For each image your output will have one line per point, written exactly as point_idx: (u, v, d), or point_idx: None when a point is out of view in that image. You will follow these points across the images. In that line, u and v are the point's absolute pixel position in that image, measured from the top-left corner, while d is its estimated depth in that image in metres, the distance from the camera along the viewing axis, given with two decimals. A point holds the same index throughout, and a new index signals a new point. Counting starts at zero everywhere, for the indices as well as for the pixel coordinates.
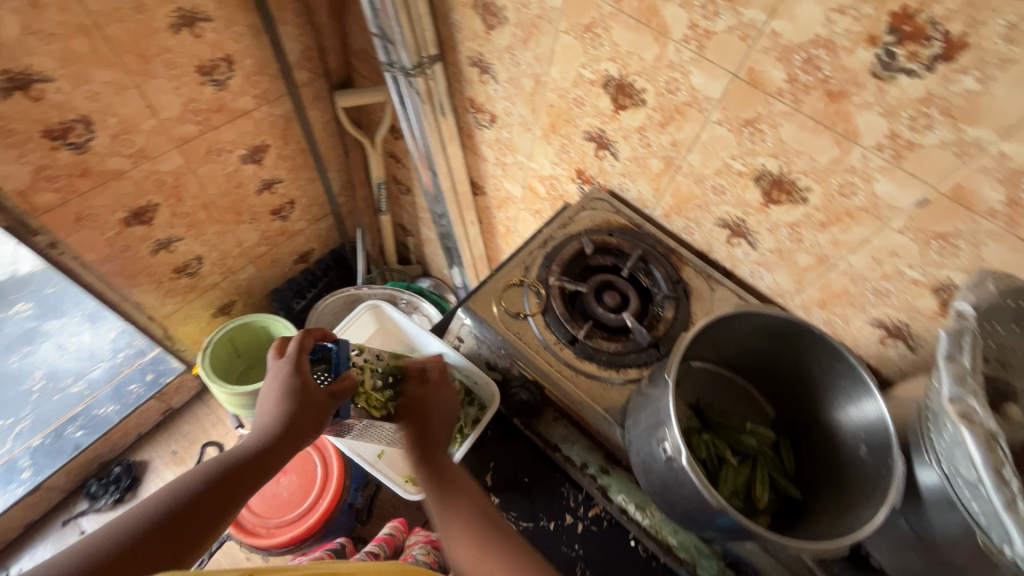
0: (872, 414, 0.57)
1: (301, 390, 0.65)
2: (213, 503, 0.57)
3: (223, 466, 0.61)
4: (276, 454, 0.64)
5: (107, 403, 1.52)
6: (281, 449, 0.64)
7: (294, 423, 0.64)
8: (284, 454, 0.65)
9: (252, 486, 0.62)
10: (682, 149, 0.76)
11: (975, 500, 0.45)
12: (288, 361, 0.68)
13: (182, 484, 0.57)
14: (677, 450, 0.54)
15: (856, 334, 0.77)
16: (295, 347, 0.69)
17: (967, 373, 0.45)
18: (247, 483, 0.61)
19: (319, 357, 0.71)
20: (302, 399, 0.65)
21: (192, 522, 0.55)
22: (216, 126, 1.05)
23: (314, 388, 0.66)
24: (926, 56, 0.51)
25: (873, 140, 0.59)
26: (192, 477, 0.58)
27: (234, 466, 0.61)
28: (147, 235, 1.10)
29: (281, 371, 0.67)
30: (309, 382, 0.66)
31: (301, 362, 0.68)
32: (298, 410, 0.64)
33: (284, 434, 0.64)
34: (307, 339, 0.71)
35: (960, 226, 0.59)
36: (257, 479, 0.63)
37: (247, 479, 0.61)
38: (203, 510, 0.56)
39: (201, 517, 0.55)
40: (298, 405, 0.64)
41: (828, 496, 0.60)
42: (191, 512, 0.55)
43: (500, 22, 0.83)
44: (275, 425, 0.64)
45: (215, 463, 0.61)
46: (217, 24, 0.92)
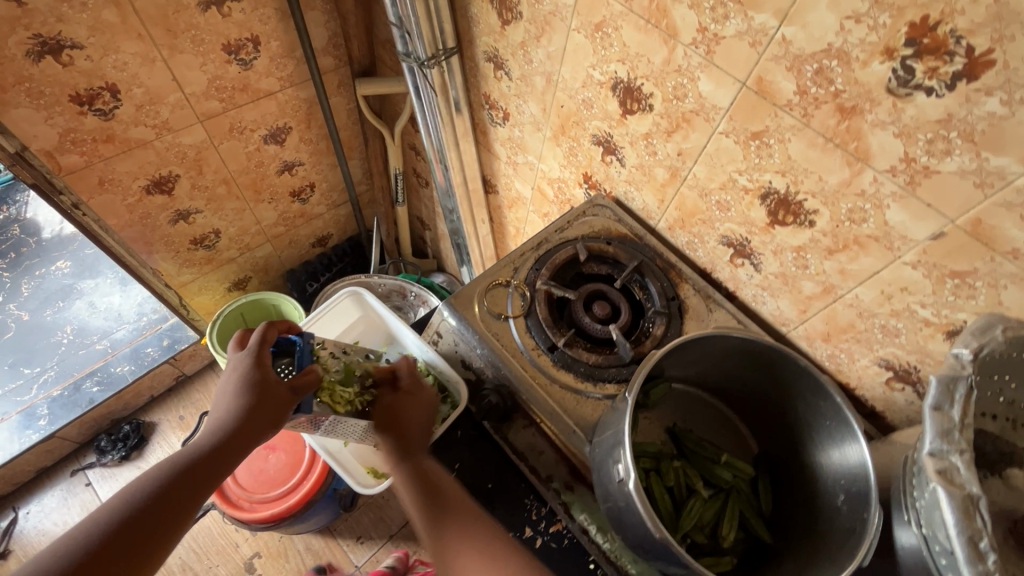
0: (855, 461, 0.52)
1: (260, 384, 0.64)
2: (170, 511, 0.56)
3: (180, 468, 0.60)
4: (234, 451, 0.63)
5: (124, 363, 1.58)
6: (240, 447, 0.63)
7: (251, 418, 0.63)
8: (245, 449, 0.64)
9: (211, 486, 0.61)
10: (688, 159, 0.73)
11: (950, 570, 0.40)
12: (248, 354, 0.67)
13: (136, 490, 0.57)
14: (628, 473, 0.51)
15: (861, 374, 0.71)
16: (257, 340, 0.69)
17: (955, 428, 0.40)
18: (207, 483, 0.60)
19: (281, 350, 0.70)
20: (261, 393, 0.64)
21: (148, 532, 0.54)
22: (240, 104, 1.08)
23: (275, 382, 0.65)
24: (946, 73, 0.46)
25: (887, 163, 0.54)
26: (147, 484, 0.57)
27: (192, 468, 0.60)
28: (167, 205, 1.14)
29: (241, 365, 0.67)
30: (269, 375, 0.65)
31: (262, 355, 0.67)
32: (255, 404, 0.63)
33: (243, 430, 0.63)
34: (270, 332, 0.71)
35: (978, 265, 0.53)
36: (217, 479, 0.62)
37: (206, 480, 0.60)
38: (161, 519, 0.55)
39: (159, 525, 0.55)
40: (256, 400, 0.63)
41: (799, 546, 0.55)
42: (147, 522, 0.54)
43: (515, 17, 0.81)
44: (233, 421, 0.63)
45: (171, 464, 0.60)
46: (244, 4, 0.94)
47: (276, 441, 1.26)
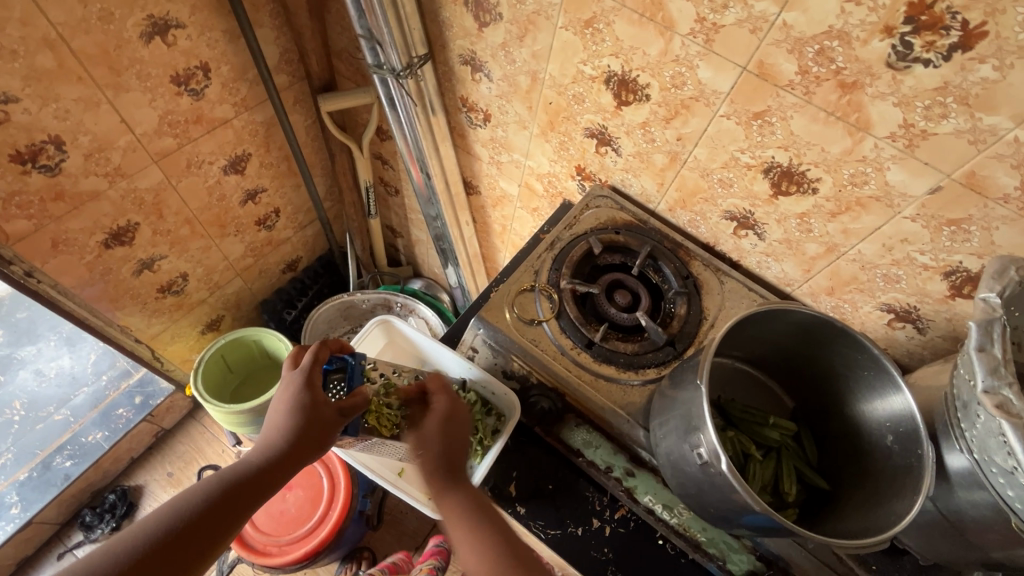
0: (898, 407, 0.57)
1: (308, 404, 0.63)
2: (215, 521, 0.57)
3: (228, 481, 0.60)
4: (277, 471, 0.62)
5: (94, 430, 1.46)
6: (285, 467, 0.63)
7: (299, 440, 0.62)
8: (289, 470, 0.63)
9: (253, 504, 0.61)
10: (688, 143, 0.75)
11: (1011, 487, 0.46)
12: (300, 374, 0.66)
13: (186, 497, 0.57)
14: (714, 455, 0.54)
15: (865, 319, 0.77)
16: (309, 359, 0.68)
17: (1000, 364, 0.46)
18: (249, 500, 0.60)
19: (335, 368, 0.69)
20: (308, 415, 0.63)
21: (190, 541, 0.54)
22: (195, 137, 1.00)
23: (323, 403, 0.64)
24: (943, 46, 0.51)
25: (886, 131, 0.59)
26: (198, 492, 0.58)
27: (239, 482, 0.60)
28: (129, 255, 1.05)
29: (293, 384, 0.66)
30: (318, 397, 0.64)
31: (313, 375, 0.66)
32: (303, 427, 0.62)
33: (290, 451, 0.62)
34: (323, 350, 0.70)
35: (973, 212, 0.59)
36: (259, 497, 0.61)
37: (249, 497, 0.60)
38: (205, 529, 0.56)
39: (201, 535, 0.55)
40: (304, 421, 0.62)
41: (857, 488, 0.61)
42: (193, 531, 0.55)
43: (494, 18, 0.80)
44: (281, 441, 0.63)
45: (220, 476, 0.60)
46: (190, 30, 0.87)
47: (290, 479, 1.20)
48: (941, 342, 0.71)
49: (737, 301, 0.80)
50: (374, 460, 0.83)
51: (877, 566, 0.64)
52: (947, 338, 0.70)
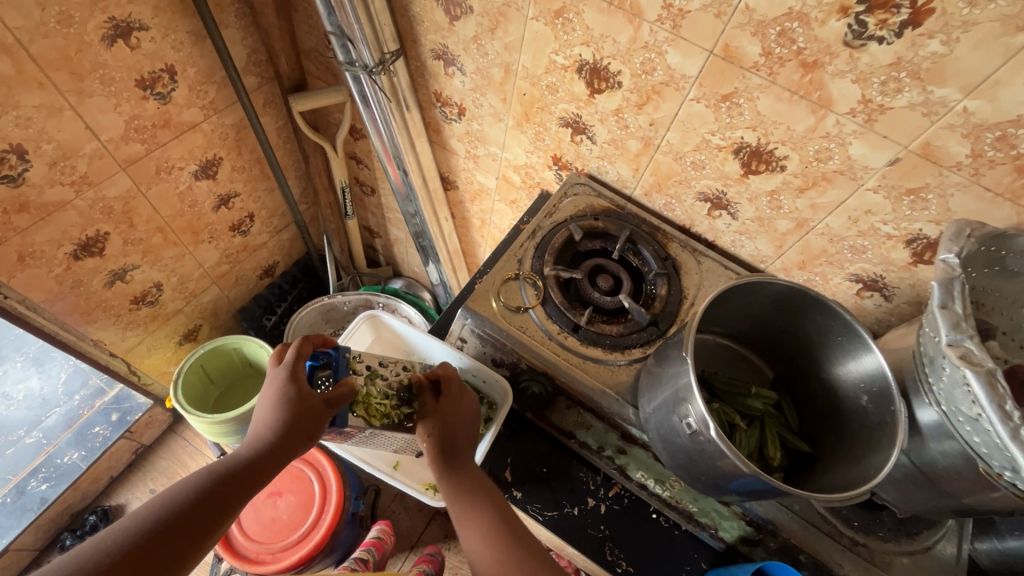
0: (871, 367, 0.60)
1: (295, 397, 0.63)
2: (207, 513, 0.56)
3: (218, 474, 0.59)
4: (268, 463, 0.62)
5: (71, 450, 1.41)
6: (276, 458, 0.62)
7: (288, 432, 0.62)
8: (279, 462, 0.63)
9: (244, 496, 0.60)
10: (661, 128, 0.77)
11: (977, 433, 0.50)
12: (284, 368, 0.66)
13: (176, 490, 0.56)
14: (703, 424, 0.56)
15: (835, 290, 0.81)
16: (293, 354, 0.67)
17: (961, 319, 0.49)
18: (241, 493, 0.59)
19: (321, 363, 0.68)
20: (296, 408, 0.62)
21: (181, 533, 0.53)
22: (164, 142, 0.98)
23: (310, 396, 0.64)
24: (895, 23, 0.54)
25: (847, 107, 0.62)
26: (187, 485, 0.57)
27: (229, 474, 0.59)
28: (100, 267, 1.03)
29: (278, 378, 0.65)
30: (305, 389, 0.64)
31: (298, 369, 0.66)
32: (291, 419, 0.62)
33: (279, 444, 0.62)
34: (305, 346, 0.69)
35: (930, 180, 0.62)
36: (250, 490, 0.61)
37: (240, 489, 0.59)
38: (197, 521, 0.55)
39: (193, 527, 0.54)
40: (291, 414, 0.62)
41: (837, 448, 0.64)
42: (184, 524, 0.54)
43: (465, 12, 0.80)
44: (269, 433, 0.62)
45: (209, 469, 0.60)
46: (154, 32, 0.85)
47: (280, 485, 1.19)
48: (906, 307, 0.74)
49: (714, 280, 0.82)
50: (370, 453, 0.83)
51: (857, 521, 0.67)
52: (912, 304, 0.74)
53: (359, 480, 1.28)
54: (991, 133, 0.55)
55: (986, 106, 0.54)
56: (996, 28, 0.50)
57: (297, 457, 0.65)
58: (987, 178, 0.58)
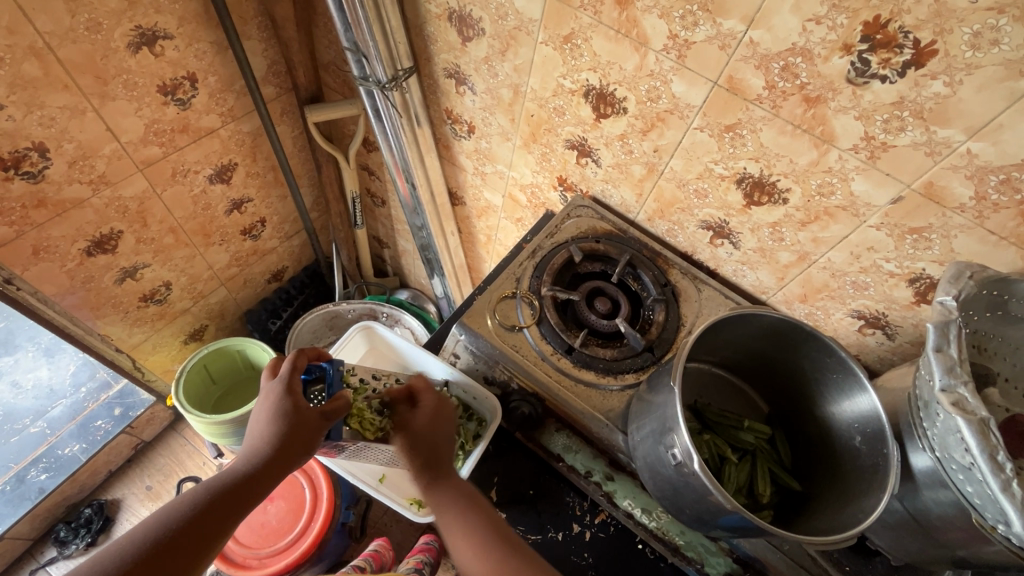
0: (865, 407, 0.59)
1: (291, 410, 0.63)
2: (204, 530, 0.55)
3: (214, 490, 0.58)
4: (265, 476, 0.61)
5: (72, 442, 1.43)
6: (273, 471, 0.62)
7: (285, 445, 0.61)
8: (277, 475, 0.62)
9: (242, 511, 0.59)
10: (664, 155, 0.78)
11: (970, 483, 0.49)
12: (280, 382, 0.66)
13: (172, 509, 0.55)
14: (687, 456, 0.55)
15: (837, 326, 0.79)
16: (288, 367, 0.67)
17: (956, 364, 0.49)
18: (237, 508, 0.59)
19: (314, 378, 0.69)
20: (293, 421, 0.63)
21: (178, 551, 0.52)
22: (181, 146, 1.01)
23: (305, 408, 0.64)
24: (898, 63, 0.54)
25: (850, 143, 0.61)
26: (183, 503, 0.56)
27: (226, 490, 0.59)
28: (111, 264, 1.05)
29: (274, 392, 0.65)
30: (301, 402, 0.64)
31: (293, 382, 0.66)
32: (288, 433, 0.62)
33: (276, 457, 0.62)
34: (300, 359, 0.69)
35: (933, 220, 0.61)
36: (247, 505, 0.60)
37: (237, 504, 0.59)
38: (194, 538, 0.54)
39: (189, 544, 0.53)
40: (289, 428, 0.62)
41: (827, 488, 0.63)
42: (182, 541, 0.53)
43: (476, 34, 0.82)
44: (266, 446, 0.62)
45: (206, 487, 0.59)
46: (178, 41, 0.88)
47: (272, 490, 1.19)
48: (909, 347, 0.72)
49: (713, 308, 0.81)
50: (356, 465, 0.84)
51: (848, 566, 0.65)
52: (915, 344, 0.72)
53: (352, 490, 1.27)
54: (995, 176, 0.55)
55: (990, 149, 0.53)
56: (1000, 72, 0.49)
57: (293, 471, 0.64)
58: (992, 222, 0.57)
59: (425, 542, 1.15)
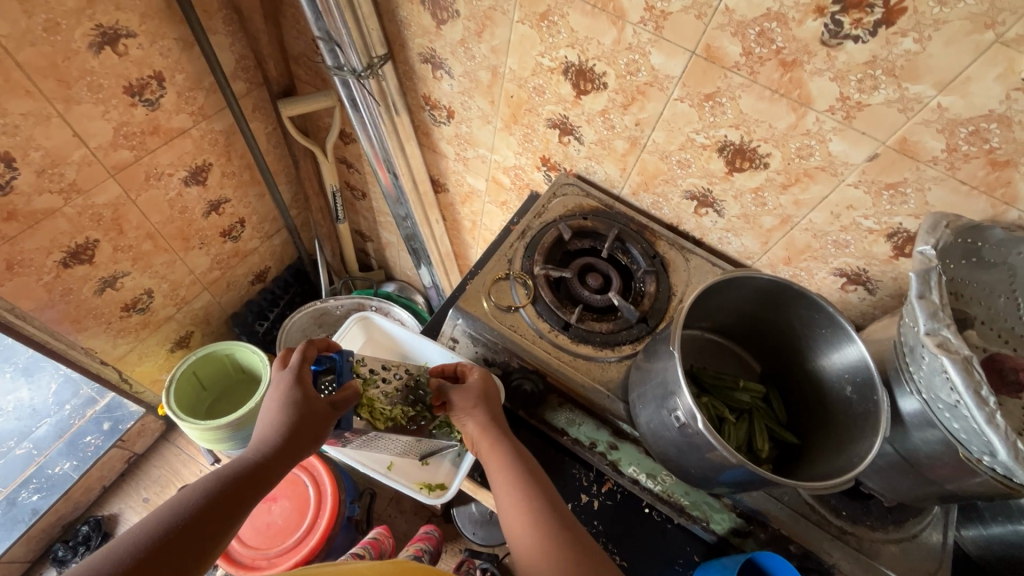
0: (854, 357, 0.62)
1: (301, 399, 0.64)
2: (218, 515, 0.55)
3: (225, 478, 0.58)
4: (275, 463, 0.61)
5: (62, 460, 1.40)
6: (283, 460, 0.62)
7: (295, 434, 0.62)
8: (286, 464, 0.63)
9: (253, 498, 0.59)
10: (646, 128, 0.79)
11: (956, 419, 0.52)
12: (290, 372, 0.67)
13: (184, 496, 0.55)
14: (690, 417, 0.57)
15: (820, 285, 0.82)
16: (298, 358, 0.68)
17: (938, 308, 0.52)
18: (249, 495, 0.59)
19: (324, 368, 0.69)
20: (303, 410, 0.63)
21: (191, 539, 0.52)
22: (152, 149, 0.98)
23: (315, 398, 0.65)
24: (869, 23, 0.55)
25: (826, 104, 0.63)
26: (195, 489, 0.56)
27: (238, 477, 0.59)
28: (89, 274, 1.03)
29: (283, 382, 0.66)
30: (310, 392, 0.65)
31: (303, 373, 0.67)
32: (298, 422, 0.63)
33: (287, 445, 0.62)
34: (309, 350, 0.70)
35: (908, 174, 0.64)
36: (256, 493, 0.60)
37: (249, 492, 0.59)
38: (205, 525, 0.54)
39: (202, 531, 0.53)
40: (299, 417, 0.63)
41: (822, 439, 0.66)
42: (193, 529, 0.53)
43: (451, 16, 0.81)
44: (275, 435, 0.62)
45: (218, 474, 0.59)
46: (142, 39, 0.85)
47: (275, 491, 1.19)
48: (889, 300, 0.76)
49: (702, 276, 0.83)
50: (364, 454, 0.84)
51: (845, 511, 0.68)
52: (895, 297, 0.75)
53: (354, 484, 1.28)
54: (965, 128, 0.57)
55: (959, 102, 0.56)
56: (966, 26, 0.51)
57: (301, 460, 0.65)
58: (963, 172, 0.60)
59: (425, 531, 1.16)
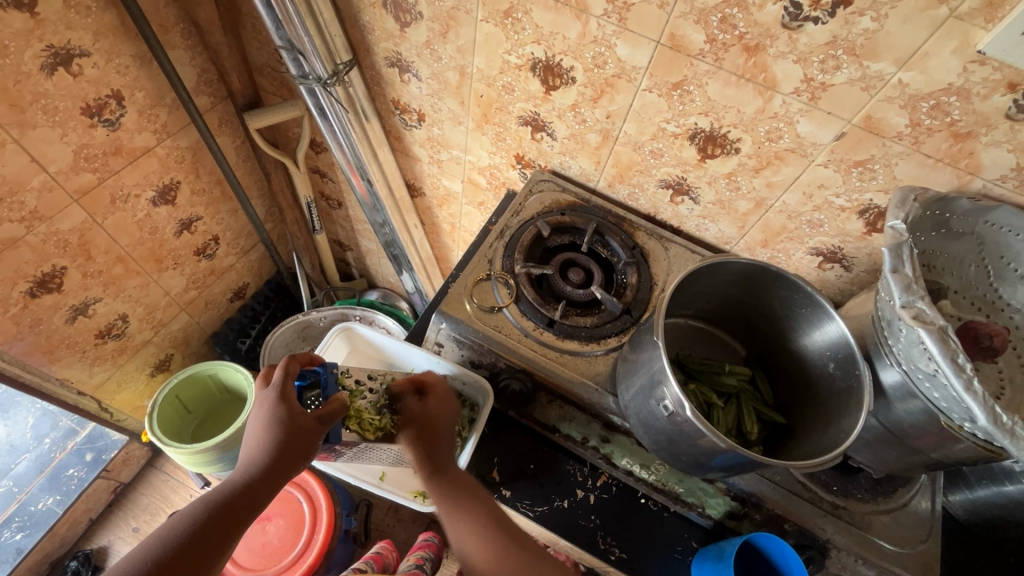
0: (834, 334, 0.62)
1: (286, 417, 0.63)
2: (207, 544, 0.53)
3: (213, 504, 0.57)
4: (265, 484, 0.60)
5: (44, 495, 1.36)
6: (272, 480, 0.61)
7: (282, 453, 0.61)
8: (276, 484, 0.61)
9: (246, 520, 0.58)
10: (617, 120, 0.79)
11: (936, 388, 0.53)
12: (273, 390, 0.65)
13: (170, 528, 0.53)
14: (678, 405, 0.57)
15: (798, 265, 0.83)
16: (280, 375, 0.67)
17: (912, 281, 0.52)
18: (238, 520, 0.57)
19: (309, 382, 0.68)
20: (289, 427, 0.62)
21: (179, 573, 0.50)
22: (116, 170, 0.95)
23: (300, 414, 0.64)
24: (827, 4, 0.56)
25: (791, 87, 0.64)
26: (181, 519, 0.54)
27: (226, 502, 0.57)
28: (59, 303, 0.99)
29: (267, 401, 0.65)
30: (295, 409, 0.64)
31: (287, 389, 0.66)
32: (285, 439, 0.61)
33: (275, 465, 0.61)
34: (292, 365, 0.69)
35: (875, 151, 0.65)
36: (247, 517, 0.58)
37: (238, 516, 0.57)
38: (194, 556, 0.52)
39: (190, 564, 0.52)
40: (286, 435, 0.61)
41: (809, 416, 0.67)
42: (181, 562, 0.51)
43: (415, 18, 0.80)
44: (262, 455, 0.61)
45: (205, 501, 0.57)
46: (96, 58, 0.83)
47: (269, 509, 1.17)
48: (865, 276, 0.77)
49: (682, 264, 0.84)
50: (356, 467, 0.83)
51: (836, 486, 0.68)
52: (870, 272, 0.76)
53: (349, 496, 1.27)
54: (926, 103, 0.58)
55: (919, 77, 0.57)
56: (921, 2, 0.52)
57: (291, 479, 0.63)
58: (927, 146, 0.61)
59: (425, 539, 1.16)
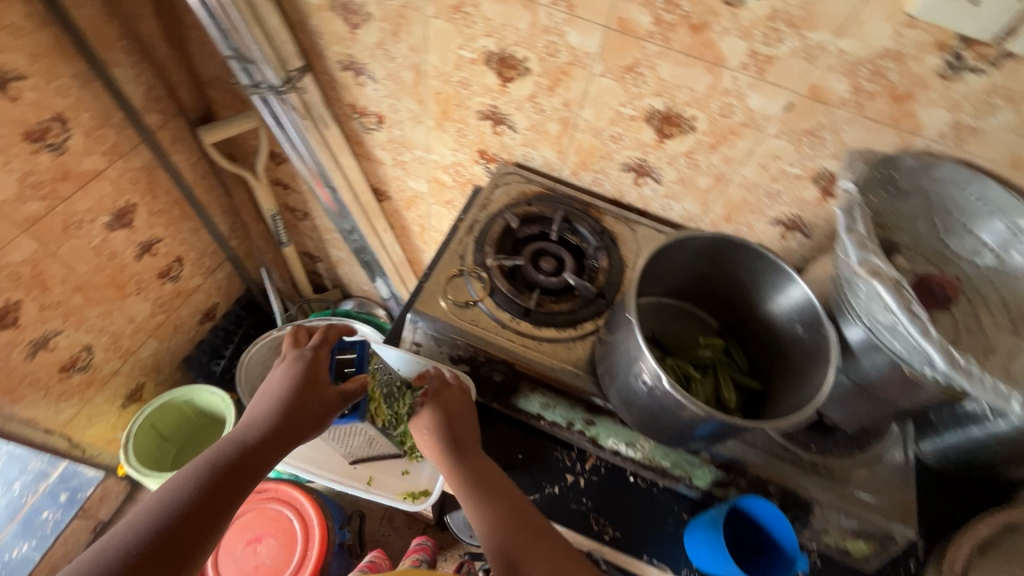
0: (799, 297, 0.65)
1: (308, 381, 0.65)
2: (215, 497, 0.55)
3: (224, 460, 0.58)
4: (275, 445, 0.61)
5: (19, 542, 1.30)
6: (280, 443, 0.62)
7: (295, 415, 0.62)
8: (283, 446, 0.62)
9: (252, 479, 0.60)
10: (575, 107, 0.80)
11: (896, 338, 0.55)
12: (304, 354, 0.68)
13: (184, 479, 0.56)
14: (656, 378, 0.58)
15: (761, 236, 0.85)
16: (316, 341, 0.70)
17: (864, 239, 0.55)
18: (245, 479, 0.58)
19: (347, 349, 0.71)
20: (305, 392, 0.63)
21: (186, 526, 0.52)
22: (66, 196, 0.92)
23: (324, 381, 0.65)
24: None
25: (738, 62, 0.66)
26: (194, 471, 0.57)
27: (236, 458, 0.59)
28: (16, 339, 0.95)
29: (294, 363, 0.67)
30: (319, 376, 0.65)
31: (318, 355, 0.68)
32: (300, 403, 0.63)
33: (287, 427, 0.62)
34: (329, 334, 0.72)
35: (822, 119, 0.67)
36: (253, 475, 0.60)
37: (245, 475, 0.58)
38: (203, 510, 0.54)
39: (198, 518, 0.53)
40: (302, 400, 0.63)
41: (782, 380, 0.69)
42: (192, 514, 0.53)
43: (364, 19, 0.80)
44: (275, 416, 0.62)
45: (217, 456, 0.59)
46: (34, 80, 0.80)
47: (259, 530, 1.14)
48: (825, 240, 0.80)
49: (650, 244, 0.85)
50: (344, 471, 0.83)
51: (814, 444, 0.71)
52: (829, 237, 0.79)
53: (341, 508, 1.25)
54: (865, 68, 0.60)
55: (856, 44, 0.59)
56: None
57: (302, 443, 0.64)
58: (870, 109, 0.64)
59: (421, 542, 1.15)
